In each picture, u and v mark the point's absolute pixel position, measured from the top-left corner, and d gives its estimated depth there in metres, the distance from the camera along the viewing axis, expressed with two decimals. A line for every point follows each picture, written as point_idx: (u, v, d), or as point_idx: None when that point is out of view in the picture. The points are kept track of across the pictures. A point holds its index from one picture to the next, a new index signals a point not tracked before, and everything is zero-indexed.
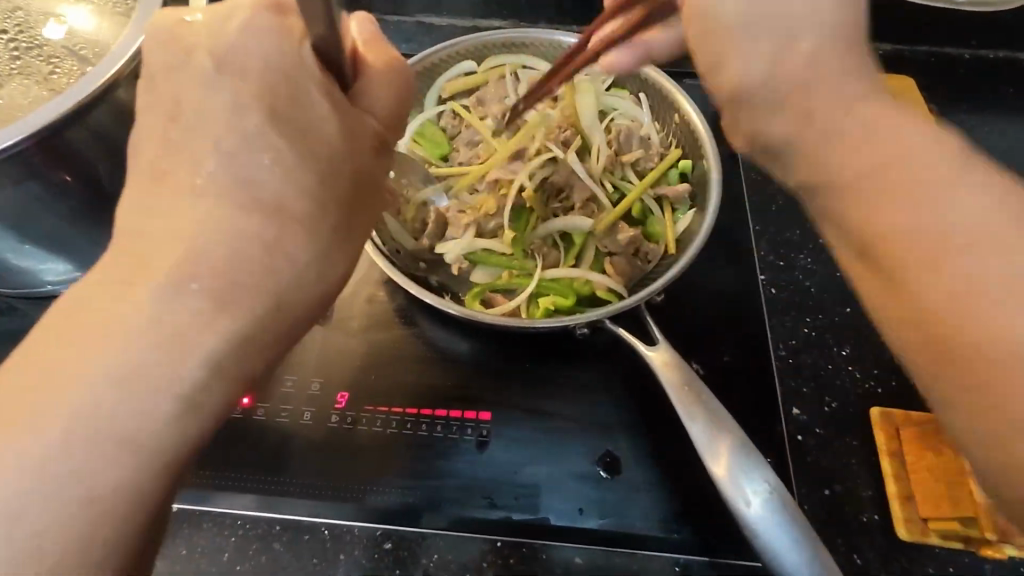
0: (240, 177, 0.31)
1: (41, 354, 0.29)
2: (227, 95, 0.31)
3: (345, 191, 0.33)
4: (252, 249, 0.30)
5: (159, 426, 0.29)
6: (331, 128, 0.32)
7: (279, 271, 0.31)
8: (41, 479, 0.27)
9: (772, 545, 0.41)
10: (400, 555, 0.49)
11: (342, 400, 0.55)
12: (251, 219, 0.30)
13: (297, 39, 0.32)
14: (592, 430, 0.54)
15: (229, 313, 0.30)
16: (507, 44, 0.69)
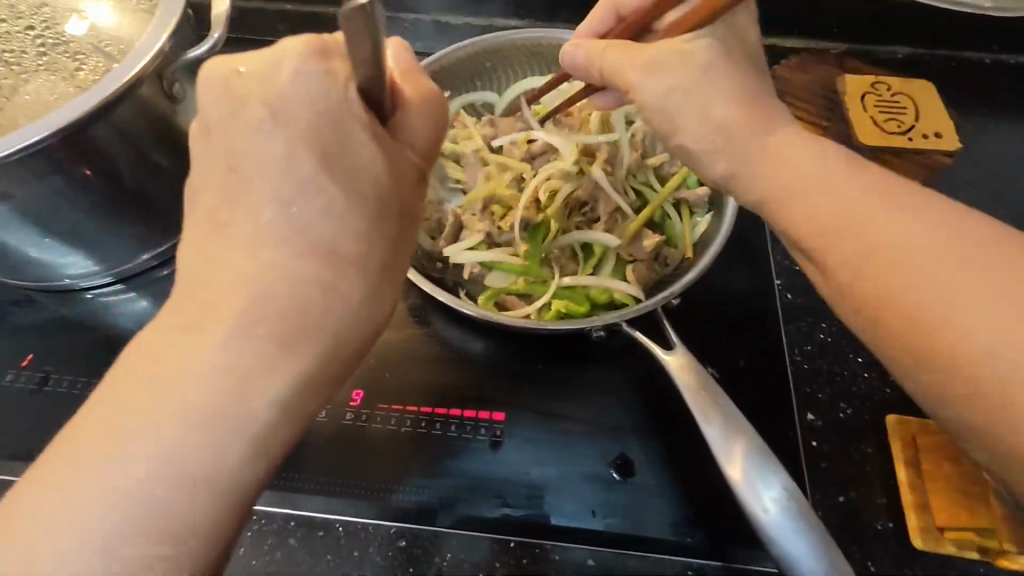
0: (305, 215, 0.32)
1: (110, 401, 0.29)
2: (278, 140, 0.32)
3: (393, 224, 0.34)
4: (318, 293, 0.32)
5: (228, 475, 0.29)
6: (380, 169, 0.33)
7: (343, 310, 0.32)
8: (107, 533, 0.27)
9: (789, 551, 0.41)
10: (413, 553, 0.50)
11: (357, 398, 0.56)
12: (312, 260, 0.32)
13: (338, 77, 0.31)
14: (606, 432, 0.54)
15: (292, 356, 0.31)
16: (525, 45, 0.70)
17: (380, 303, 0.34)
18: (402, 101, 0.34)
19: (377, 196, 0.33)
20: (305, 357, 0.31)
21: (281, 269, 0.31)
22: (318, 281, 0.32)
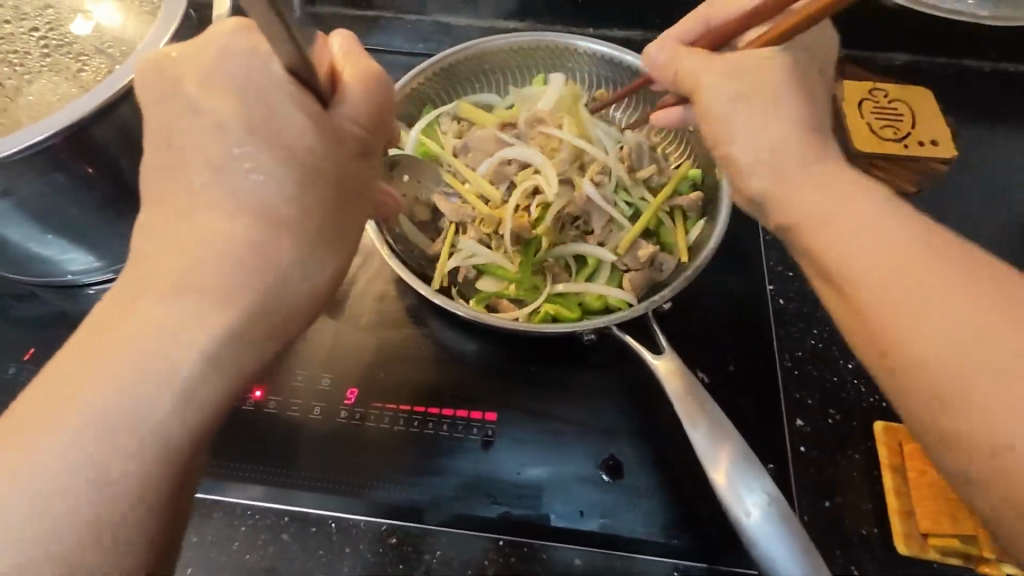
0: (237, 190, 0.33)
1: (61, 366, 0.31)
2: (207, 117, 0.34)
3: (330, 189, 0.35)
4: (247, 260, 0.33)
5: (160, 426, 0.31)
6: (312, 138, 0.34)
7: (279, 281, 0.34)
8: (53, 482, 0.29)
9: (770, 556, 0.42)
10: (403, 550, 0.51)
11: (351, 396, 0.56)
12: (244, 219, 0.33)
13: (258, 48, 0.34)
14: (596, 434, 0.55)
15: (220, 310, 0.32)
16: (524, 49, 0.70)
17: (318, 270, 0.35)
18: (345, 83, 0.37)
19: (311, 165, 0.34)
20: (235, 326, 0.32)
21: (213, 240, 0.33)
22: (248, 250, 0.33)
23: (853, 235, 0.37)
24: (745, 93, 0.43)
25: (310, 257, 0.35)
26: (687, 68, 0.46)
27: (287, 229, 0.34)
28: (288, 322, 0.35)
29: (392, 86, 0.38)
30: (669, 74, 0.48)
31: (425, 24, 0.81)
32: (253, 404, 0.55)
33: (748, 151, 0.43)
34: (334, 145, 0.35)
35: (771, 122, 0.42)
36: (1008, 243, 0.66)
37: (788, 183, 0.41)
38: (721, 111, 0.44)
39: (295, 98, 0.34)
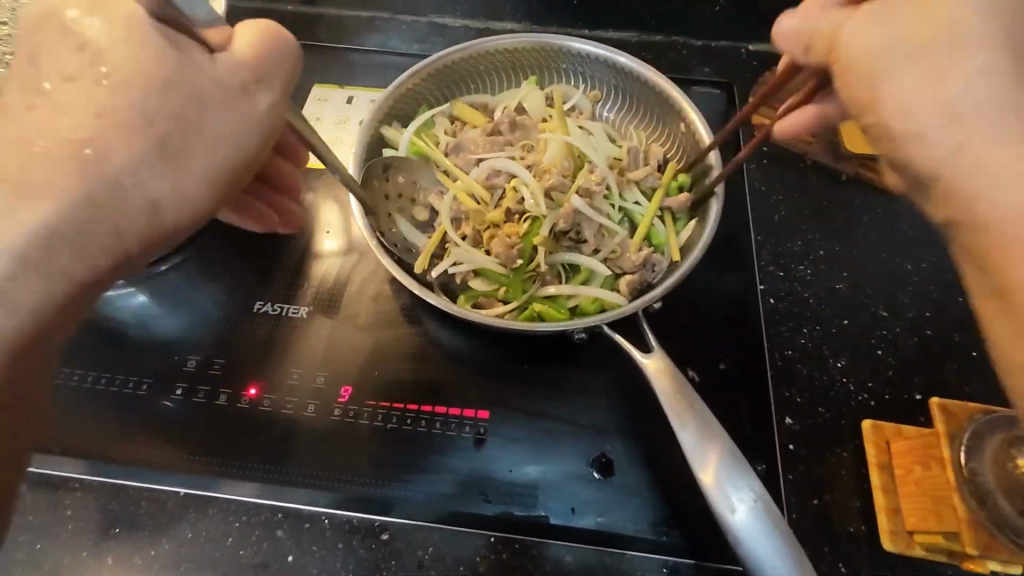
0: (98, 106, 0.33)
1: None
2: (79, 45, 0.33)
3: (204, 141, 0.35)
4: (91, 164, 0.32)
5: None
6: (202, 92, 0.35)
7: (130, 187, 0.33)
8: None
9: (755, 552, 0.43)
10: (396, 547, 0.51)
11: (345, 394, 0.57)
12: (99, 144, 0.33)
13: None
14: (587, 432, 0.56)
15: (65, 228, 0.32)
16: (515, 50, 0.71)
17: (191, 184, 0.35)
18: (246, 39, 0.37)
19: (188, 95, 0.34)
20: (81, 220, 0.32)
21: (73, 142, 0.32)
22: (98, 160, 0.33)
23: (994, 203, 0.35)
24: (919, 58, 0.38)
25: (166, 169, 0.34)
26: (824, 32, 0.43)
27: (135, 134, 0.33)
28: (133, 221, 0.34)
29: (295, 47, 0.40)
30: (800, 42, 0.44)
31: (421, 26, 0.82)
32: (248, 401, 0.56)
33: (930, 123, 0.37)
34: (225, 83, 0.36)
35: (932, 78, 0.37)
36: None
37: (973, 146, 0.36)
38: (895, 88, 0.38)
39: (174, 40, 0.34)
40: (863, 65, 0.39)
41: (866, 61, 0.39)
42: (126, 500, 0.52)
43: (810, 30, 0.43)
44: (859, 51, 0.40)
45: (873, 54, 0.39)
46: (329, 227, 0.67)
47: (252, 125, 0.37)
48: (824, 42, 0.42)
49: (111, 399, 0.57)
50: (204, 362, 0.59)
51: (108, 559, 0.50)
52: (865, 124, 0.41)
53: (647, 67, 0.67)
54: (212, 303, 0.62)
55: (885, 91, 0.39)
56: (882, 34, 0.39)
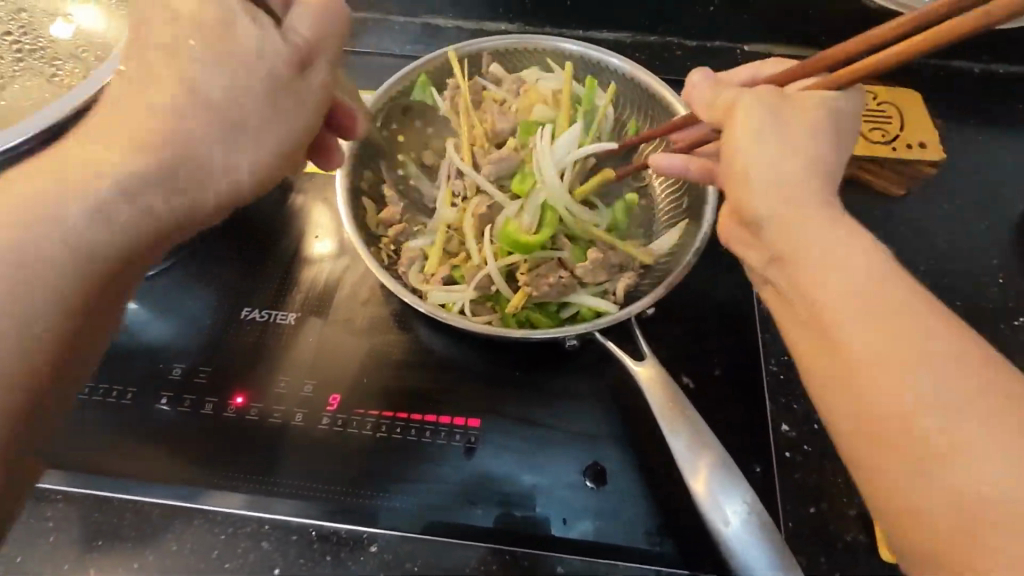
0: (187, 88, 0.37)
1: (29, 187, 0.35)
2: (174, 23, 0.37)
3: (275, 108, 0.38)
4: (171, 130, 0.36)
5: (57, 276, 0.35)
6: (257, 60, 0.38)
7: (190, 169, 0.37)
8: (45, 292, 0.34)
9: (748, 564, 0.42)
10: (384, 559, 0.50)
11: (334, 402, 0.56)
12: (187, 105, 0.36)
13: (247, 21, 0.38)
14: (580, 441, 0.55)
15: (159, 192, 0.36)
16: (507, 50, 0.70)
17: (237, 178, 0.38)
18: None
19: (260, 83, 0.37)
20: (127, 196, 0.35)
21: (159, 122, 0.36)
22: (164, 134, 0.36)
23: (821, 291, 0.37)
24: (784, 113, 0.40)
25: (243, 144, 0.38)
26: (726, 96, 0.43)
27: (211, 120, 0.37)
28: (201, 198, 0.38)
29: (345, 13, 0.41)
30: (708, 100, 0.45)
31: (413, 27, 0.81)
32: (235, 411, 0.55)
33: (771, 182, 0.39)
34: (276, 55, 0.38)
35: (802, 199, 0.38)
36: (1004, 243, 0.65)
37: (810, 223, 0.38)
38: (761, 172, 0.39)
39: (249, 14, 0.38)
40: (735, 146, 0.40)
41: (755, 129, 0.40)
42: (109, 511, 0.51)
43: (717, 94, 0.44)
44: (763, 135, 0.39)
45: (754, 135, 0.39)
46: (319, 231, 0.66)
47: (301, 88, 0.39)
48: (722, 112, 0.42)
49: (97, 409, 0.56)
50: (191, 370, 0.58)
51: (91, 572, 0.49)
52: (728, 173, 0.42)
53: (640, 69, 0.66)
54: (202, 309, 0.61)
55: (741, 116, 0.40)
56: (771, 133, 0.39)
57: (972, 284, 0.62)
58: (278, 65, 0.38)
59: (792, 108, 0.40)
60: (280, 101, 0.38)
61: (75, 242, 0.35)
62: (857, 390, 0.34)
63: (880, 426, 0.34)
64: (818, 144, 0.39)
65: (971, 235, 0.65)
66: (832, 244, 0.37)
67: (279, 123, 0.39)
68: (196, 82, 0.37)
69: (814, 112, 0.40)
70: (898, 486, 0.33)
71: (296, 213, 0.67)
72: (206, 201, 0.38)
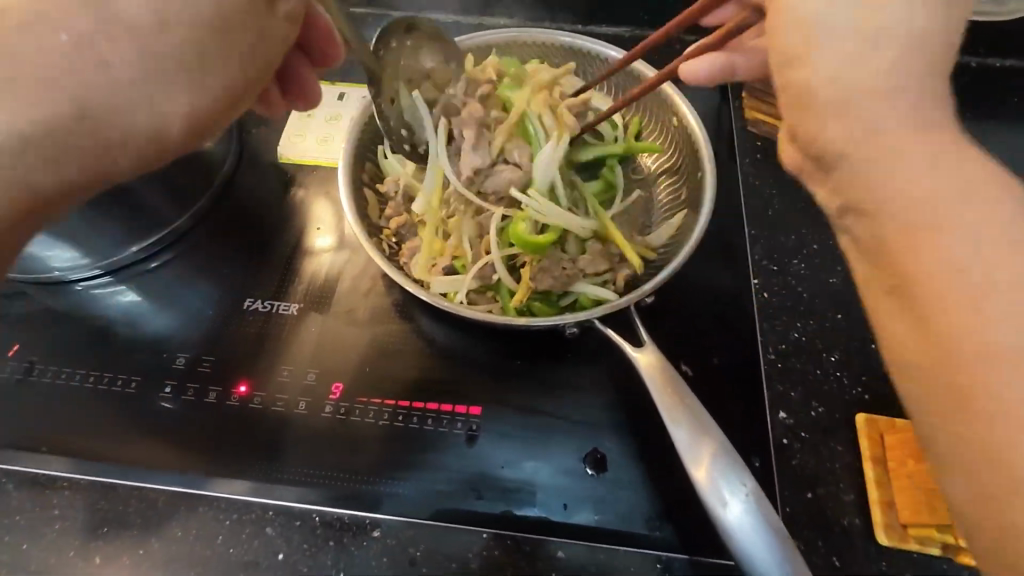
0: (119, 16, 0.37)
1: None
2: None
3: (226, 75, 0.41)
4: (86, 61, 0.37)
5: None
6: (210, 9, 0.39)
7: (109, 109, 0.38)
8: None
9: (748, 548, 0.42)
10: (386, 544, 0.50)
11: (336, 391, 0.57)
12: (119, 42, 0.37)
13: None
14: (580, 428, 0.55)
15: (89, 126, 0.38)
16: (507, 45, 0.71)
17: (164, 127, 0.40)
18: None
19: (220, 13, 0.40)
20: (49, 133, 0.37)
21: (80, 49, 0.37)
22: (91, 65, 0.37)
23: (935, 224, 0.32)
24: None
25: (176, 91, 0.39)
26: None
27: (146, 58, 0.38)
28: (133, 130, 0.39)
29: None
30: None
31: None
32: (239, 399, 0.56)
33: (831, 74, 0.34)
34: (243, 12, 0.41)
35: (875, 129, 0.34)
36: None
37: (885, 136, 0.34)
38: (829, 63, 0.34)
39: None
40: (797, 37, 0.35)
41: (807, 34, 0.35)
42: (114, 499, 0.52)
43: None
44: (813, 43, 0.35)
45: (819, 24, 0.34)
46: (321, 223, 0.67)
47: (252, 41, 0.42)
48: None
49: (102, 398, 0.56)
50: (194, 360, 0.58)
51: (96, 559, 0.49)
52: (785, 92, 0.37)
53: (639, 62, 0.67)
54: (206, 300, 0.62)
55: (796, 13, 0.35)
56: (838, 41, 0.34)
57: None
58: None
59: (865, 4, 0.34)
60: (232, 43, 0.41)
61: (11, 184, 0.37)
62: (950, 362, 0.32)
63: (967, 394, 0.31)
64: (901, 54, 0.33)
65: None
66: (921, 166, 0.33)
67: (234, 57, 0.41)
68: (119, 2, 0.37)
69: (901, 10, 0.33)
70: (972, 461, 0.31)
71: (298, 205, 0.68)
72: (126, 148, 0.39)
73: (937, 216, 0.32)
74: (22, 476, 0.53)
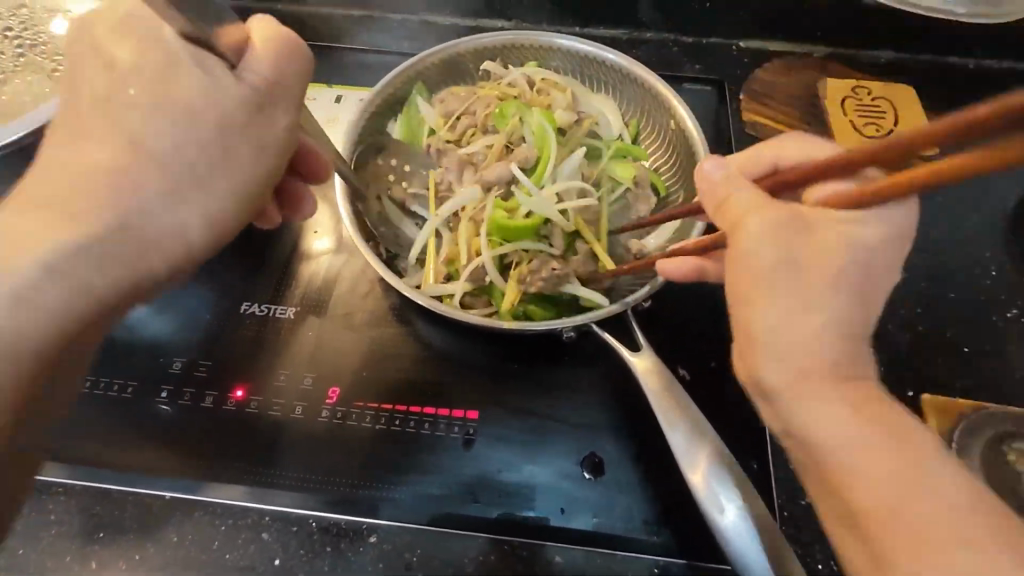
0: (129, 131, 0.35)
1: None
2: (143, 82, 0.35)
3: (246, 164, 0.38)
4: (116, 192, 0.35)
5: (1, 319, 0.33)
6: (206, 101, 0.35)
7: (136, 227, 0.35)
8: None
9: (745, 555, 0.42)
10: (383, 549, 0.50)
11: (333, 395, 0.56)
12: (133, 162, 0.35)
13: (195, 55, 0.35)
14: (577, 432, 0.55)
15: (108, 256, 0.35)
16: (505, 46, 0.71)
17: (187, 231, 0.37)
18: (255, 46, 0.37)
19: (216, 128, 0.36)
20: (79, 259, 0.34)
21: (95, 177, 0.34)
22: (115, 191, 0.35)
23: (783, 342, 0.36)
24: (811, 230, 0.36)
25: (193, 203, 0.37)
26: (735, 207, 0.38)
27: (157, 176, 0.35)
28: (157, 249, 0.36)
29: (307, 59, 0.39)
30: (713, 199, 0.40)
31: (411, 24, 0.81)
32: (235, 404, 0.56)
33: (771, 256, 0.36)
34: (241, 103, 0.36)
35: (797, 307, 0.35)
36: (998, 235, 0.66)
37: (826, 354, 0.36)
38: (765, 244, 0.36)
39: (197, 61, 0.35)
40: (756, 272, 0.36)
41: (754, 268, 0.36)
42: (110, 503, 0.51)
43: (728, 191, 0.39)
44: (757, 262, 0.36)
45: (747, 213, 0.37)
46: (318, 226, 0.67)
47: (262, 128, 0.38)
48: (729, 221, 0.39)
49: (98, 402, 0.56)
50: (191, 364, 0.58)
51: (92, 564, 0.49)
52: (735, 320, 0.39)
53: (636, 64, 0.67)
54: (203, 303, 0.62)
55: (749, 237, 0.36)
56: (762, 255, 0.36)
57: (966, 275, 0.63)
58: (233, 107, 0.36)
59: (795, 256, 0.35)
60: (245, 154, 0.37)
61: (32, 313, 0.33)
62: (841, 491, 0.35)
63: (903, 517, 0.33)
64: (824, 295, 0.35)
65: (966, 228, 0.66)
66: (795, 304, 0.35)
67: (244, 159, 0.38)
68: (143, 134, 0.35)
69: (829, 249, 0.36)
70: (865, 539, 0.35)
71: None
72: (154, 264, 0.36)
73: (850, 428, 0.35)
74: None
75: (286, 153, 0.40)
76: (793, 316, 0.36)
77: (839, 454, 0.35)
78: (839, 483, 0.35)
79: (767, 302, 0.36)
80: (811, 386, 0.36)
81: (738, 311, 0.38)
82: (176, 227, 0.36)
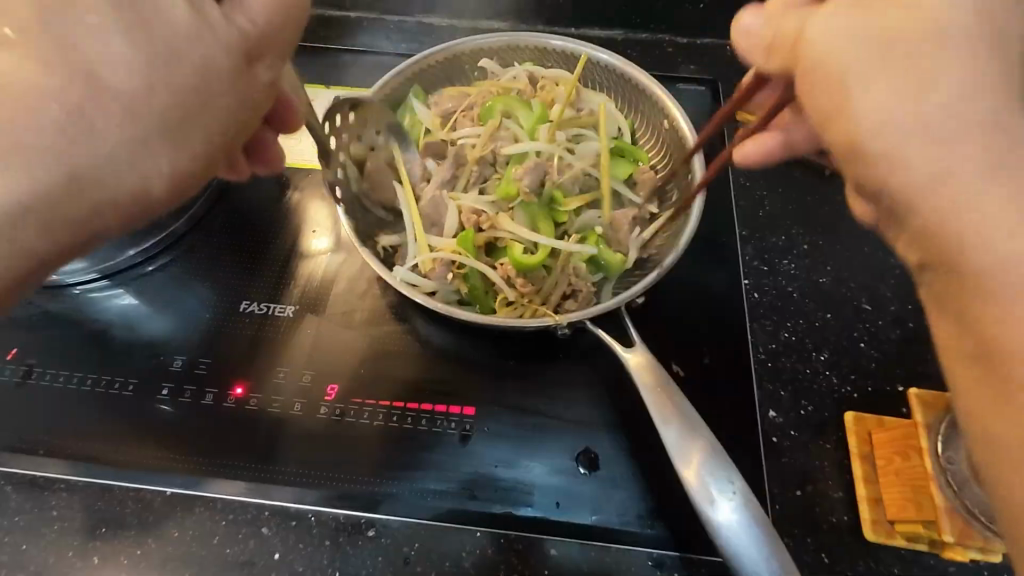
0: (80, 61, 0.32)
1: None
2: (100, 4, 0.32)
3: (227, 115, 0.38)
4: (72, 137, 0.32)
5: None
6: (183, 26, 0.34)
7: (96, 178, 0.34)
8: None
9: (737, 548, 0.43)
10: (381, 544, 0.51)
11: (332, 392, 0.57)
12: (96, 104, 0.32)
13: None
14: (572, 428, 0.56)
15: (54, 209, 0.33)
16: (501, 48, 0.72)
17: (149, 185, 0.36)
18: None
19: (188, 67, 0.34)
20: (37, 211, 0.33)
21: (44, 116, 0.31)
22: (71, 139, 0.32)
23: (908, 172, 0.34)
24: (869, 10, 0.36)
25: (162, 151, 0.35)
26: (789, 33, 0.41)
27: (131, 122, 0.33)
28: (111, 202, 0.35)
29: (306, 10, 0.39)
30: (770, 40, 0.43)
31: (407, 25, 0.82)
32: (235, 401, 0.56)
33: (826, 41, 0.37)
34: (233, 49, 0.36)
35: (929, 146, 0.33)
36: None
37: (951, 142, 0.33)
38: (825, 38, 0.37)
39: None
40: (827, 80, 0.37)
41: (832, 69, 0.37)
42: (111, 499, 0.52)
43: (795, 28, 0.40)
44: (869, 118, 0.35)
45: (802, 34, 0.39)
46: (317, 226, 0.67)
47: (247, 77, 0.38)
48: (790, 44, 0.40)
49: (100, 400, 0.57)
50: (191, 362, 0.59)
51: (94, 559, 0.50)
52: (843, 156, 0.38)
53: (631, 65, 0.68)
54: (202, 302, 0.62)
55: (814, 28, 0.38)
56: (870, 112, 0.35)
57: None
58: (221, 53, 0.36)
59: (899, 81, 0.34)
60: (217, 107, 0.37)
61: None
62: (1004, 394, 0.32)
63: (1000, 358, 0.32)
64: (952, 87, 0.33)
65: None
66: (895, 99, 0.35)
67: (218, 109, 0.37)
68: (99, 64, 0.32)
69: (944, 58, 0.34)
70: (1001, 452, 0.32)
71: (293, 209, 0.68)
72: (110, 218, 0.35)
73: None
74: (21, 477, 0.53)
75: (264, 99, 0.40)
76: (908, 138, 0.34)
77: (1010, 329, 0.31)
78: (985, 321, 0.32)
79: (863, 95, 0.36)
80: (959, 197, 0.32)
81: (887, 179, 0.36)
82: (141, 182, 0.35)
